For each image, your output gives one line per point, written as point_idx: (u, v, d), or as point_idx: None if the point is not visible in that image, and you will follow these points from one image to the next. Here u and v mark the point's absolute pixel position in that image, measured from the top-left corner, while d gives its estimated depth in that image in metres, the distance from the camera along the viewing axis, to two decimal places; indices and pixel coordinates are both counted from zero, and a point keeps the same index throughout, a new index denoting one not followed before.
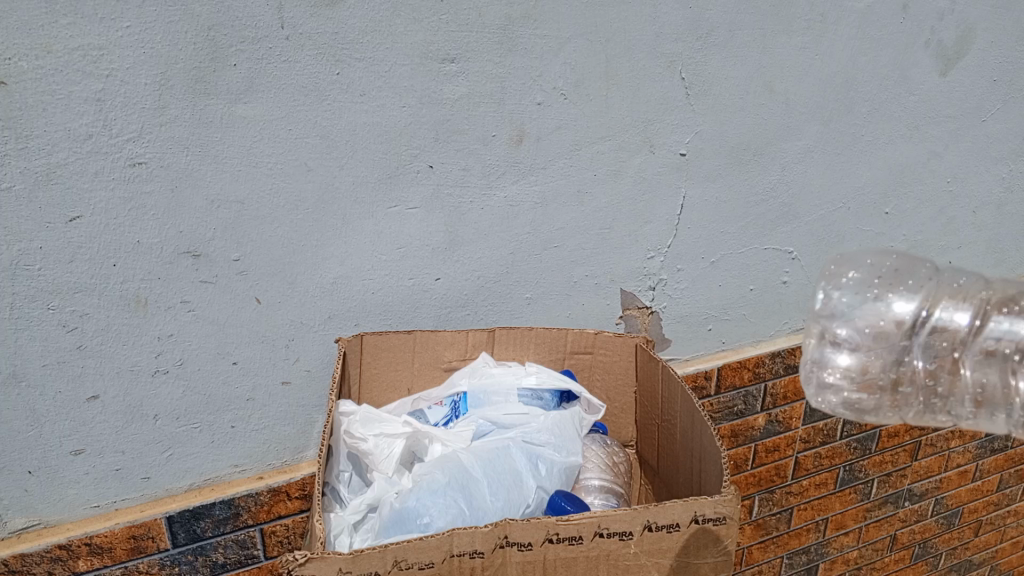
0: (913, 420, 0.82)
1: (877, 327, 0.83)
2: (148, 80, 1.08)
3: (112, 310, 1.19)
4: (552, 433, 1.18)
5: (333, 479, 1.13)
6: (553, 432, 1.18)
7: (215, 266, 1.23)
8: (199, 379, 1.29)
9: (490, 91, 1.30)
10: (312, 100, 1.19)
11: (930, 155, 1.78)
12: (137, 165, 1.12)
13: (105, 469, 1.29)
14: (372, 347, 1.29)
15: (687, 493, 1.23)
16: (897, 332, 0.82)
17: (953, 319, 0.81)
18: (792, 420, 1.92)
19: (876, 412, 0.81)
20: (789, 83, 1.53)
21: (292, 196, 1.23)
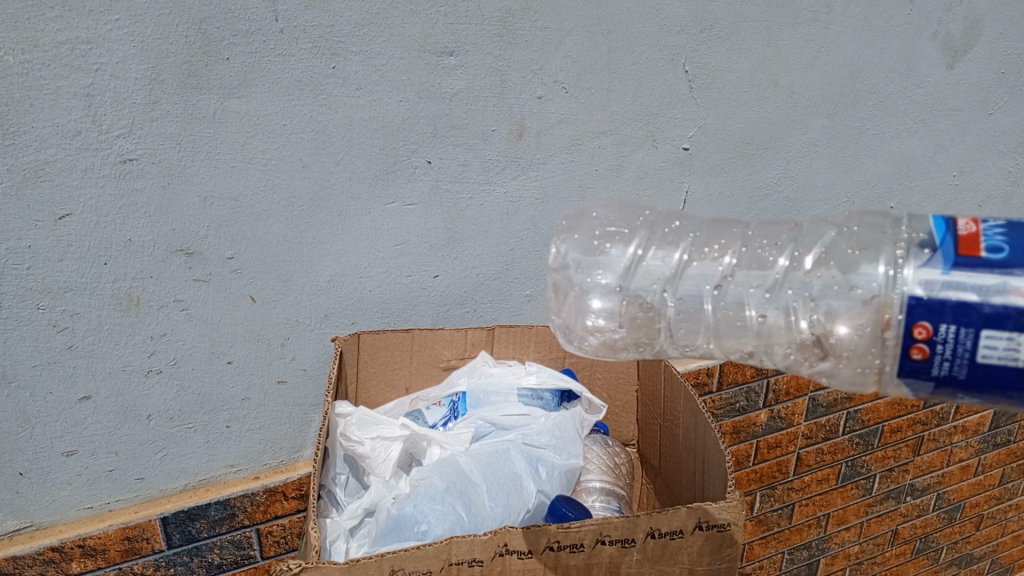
0: (636, 346, 0.98)
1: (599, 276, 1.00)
2: (138, 75, 1.05)
3: (104, 310, 1.17)
4: (552, 435, 1.15)
5: (330, 482, 1.11)
6: (553, 434, 1.16)
7: (209, 265, 1.20)
8: (194, 379, 1.27)
9: (489, 85, 1.27)
10: (307, 95, 1.16)
11: (936, 149, 1.75)
12: (128, 162, 1.09)
13: (98, 470, 1.27)
14: (370, 346, 1.27)
15: (689, 494, 1.21)
16: (616, 278, 0.99)
17: (650, 261, 1.00)
18: (795, 416, 1.90)
19: (612, 344, 0.98)
20: (794, 76, 1.50)
21: (287, 193, 1.21)
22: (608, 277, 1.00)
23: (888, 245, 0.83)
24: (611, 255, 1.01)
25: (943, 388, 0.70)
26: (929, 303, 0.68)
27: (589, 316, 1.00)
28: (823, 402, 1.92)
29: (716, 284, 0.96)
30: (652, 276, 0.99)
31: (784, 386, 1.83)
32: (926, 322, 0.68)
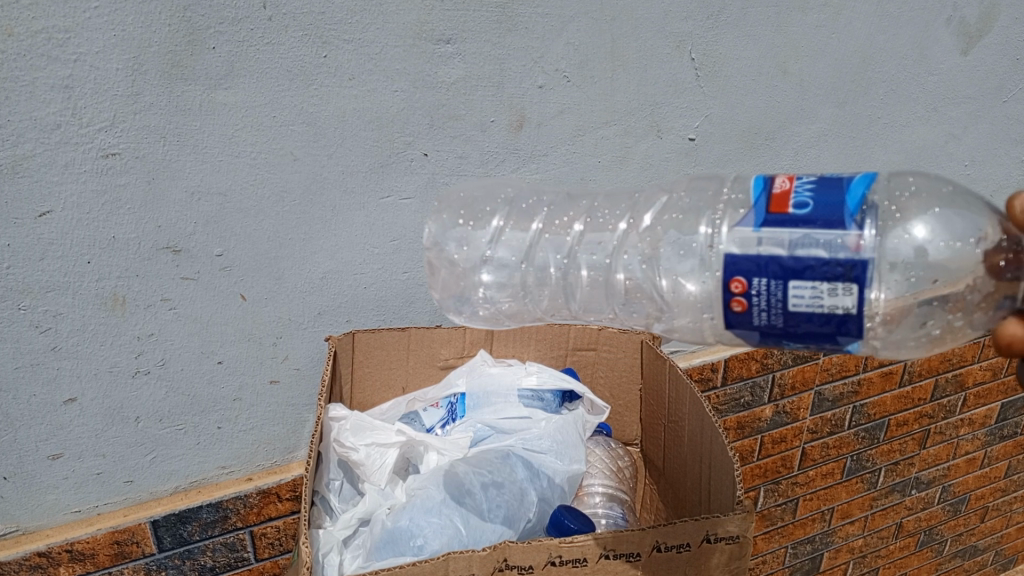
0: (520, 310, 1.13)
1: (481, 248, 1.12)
2: (119, 65, 1.00)
3: (88, 310, 1.12)
4: (553, 441, 1.12)
5: (323, 488, 1.07)
6: (554, 440, 1.12)
7: (197, 262, 1.16)
8: (183, 379, 1.23)
9: (488, 74, 1.22)
10: (298, 85, 1.11)
11: (948, 138, 1.70)
12: (110, 157, 1.04)
13: (85, 473, 1.23)
14: (365, 345, 1.23)
15: (694, 498, 1.17)
16: (494, 249, 1.12)
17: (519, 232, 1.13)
18: (800, 411, 1.86)
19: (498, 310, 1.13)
20: (804, 64, 1.45)
21: (278, 188, 1.16)
22: (486, 246, 1.12)
23: (707, 213, 1.03)
24: (477, 229, 1.13)
25: (766, 334, 0.80)
26: (744, 258, 0.77)
27: (478, 289, 1.12)
28: (830, 396, 1.88)
29: (567, 252, 1.11)
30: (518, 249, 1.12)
31: (790, 380, 1.80)
32: (741, 278, 0.78)
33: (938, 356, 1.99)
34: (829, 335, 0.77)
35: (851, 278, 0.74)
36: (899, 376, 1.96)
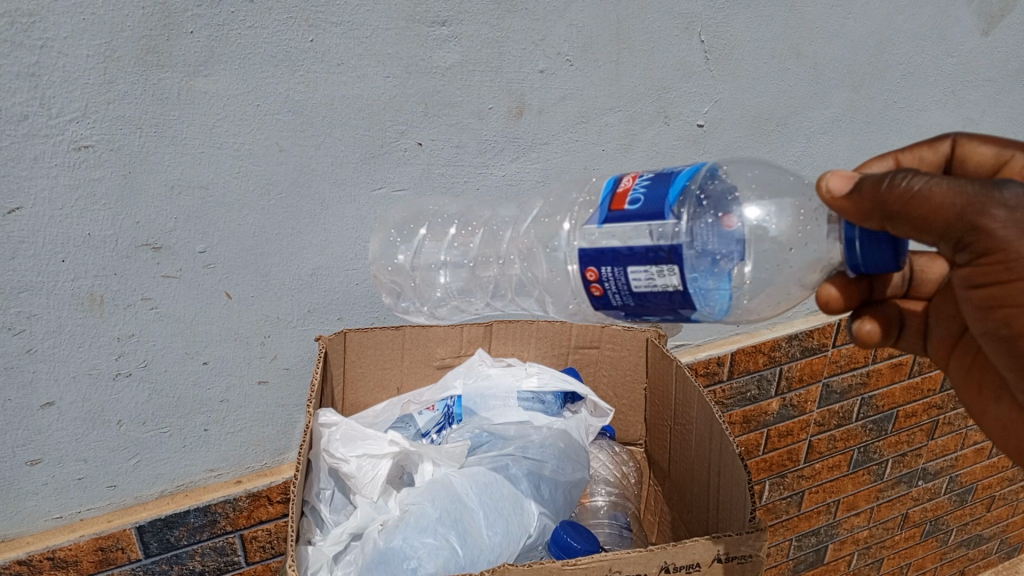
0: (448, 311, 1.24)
1: (406, 266, 1.20)
2: (90, 51, 0.94)
3: (64, 311, 1.06)
4: (555, 450, 1.06)
5: (313, 497, 1.02)
6: (556, 449, 1.06)
7: (179, 260, 1.09)
8: (167, 381, 1.17)
9: (486, 58, 1.15)
10: (284, 71, 1.04)
11: (966, 122, 1.63)
12: (83, 149, 0.98)
13: (66, 479, 1.18)
14: (357, 345, 1.17)
15: (702, 506, 1.12)
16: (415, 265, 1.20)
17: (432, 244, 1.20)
18: (807, 404, 1.81)
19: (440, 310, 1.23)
20: (818, 46, 1.38)
21: (263, 180, 1.09)
22: (411, 265, 1.20)
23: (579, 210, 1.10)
24: (400, 253, 1.20)
25: (629, 313, 0.85)
26: (591, 252, 0.82)
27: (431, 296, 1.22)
28: (838, 389, 1.83)
29: (475, 260, 1.20)
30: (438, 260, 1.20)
31: (797, 372, 1.74)
32: (593, 268, 0.82)
33: None
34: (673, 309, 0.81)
35: (671, 260, 0.77)
36: (908, 367, 1.92)
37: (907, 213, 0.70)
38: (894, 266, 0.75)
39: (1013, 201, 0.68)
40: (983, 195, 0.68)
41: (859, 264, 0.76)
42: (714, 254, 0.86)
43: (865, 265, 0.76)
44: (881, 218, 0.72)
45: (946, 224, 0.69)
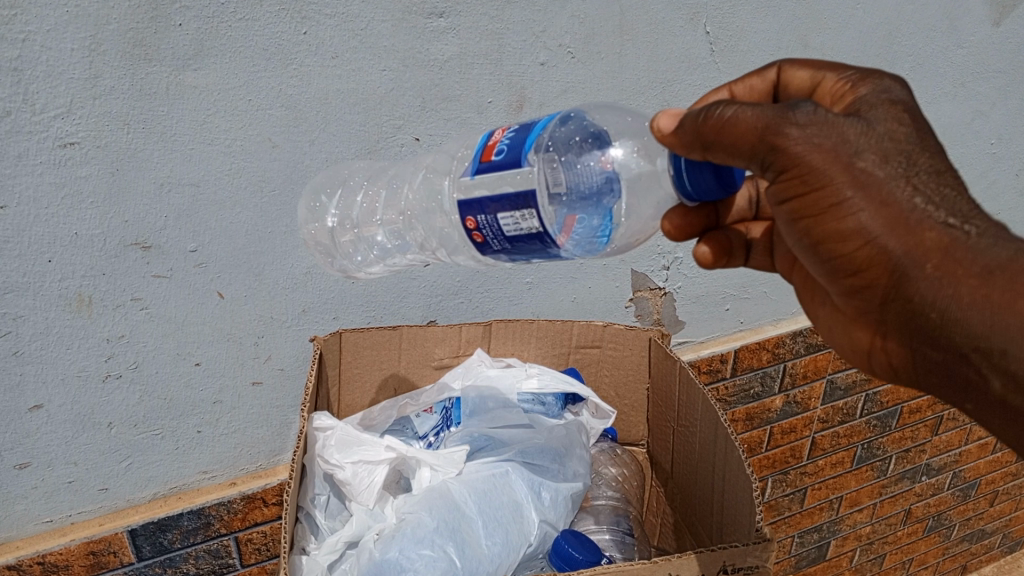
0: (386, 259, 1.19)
1: (337, 230, 1.14)
2: (75, 45, 0.90)
3: (51, 312, 1.03)
4: (556, 455, 1.04)
5: (308, 503, 0.99)
6: (557, 455, 1.04)
7: (169, 259, 1.06)
8: (158, 383, 1.14)
9: (485, 51, 1.12)
10: (276, 65, 1.01)
11: (975, 115, 1.60)
12: (68, 146, 0.95)
13: (56, 483, 1.15)
14: (353, 346, 1.14)
15: (706, 510, 1.10)
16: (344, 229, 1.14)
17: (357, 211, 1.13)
18: (811, 401, 1.79)
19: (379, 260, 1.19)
20: (826, 37, 1.35)
21: (255, 177, 1.06)
22: (341, 228, 1.14)
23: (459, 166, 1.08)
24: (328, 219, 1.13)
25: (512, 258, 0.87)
26: (464, 205, 0.84)
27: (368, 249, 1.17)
28: (842, 385, 1.81)
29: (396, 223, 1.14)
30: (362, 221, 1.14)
31: (801, 369, 1.72)
32: (471, 218, 0.84)
33: None
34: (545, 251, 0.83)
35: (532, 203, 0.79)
36: None
37: (719, 141, 0.72)
38: (722, 190, 0.77)
39: (807, 123, 0.69)
40: (780, 117, 0.69)
41: (692, 194, 0.78)
42: (583, 192, 0.89)
43: (697, 195, 0.77)
44: (702, 149, 0.74)
45: (751, 147, 0.70)
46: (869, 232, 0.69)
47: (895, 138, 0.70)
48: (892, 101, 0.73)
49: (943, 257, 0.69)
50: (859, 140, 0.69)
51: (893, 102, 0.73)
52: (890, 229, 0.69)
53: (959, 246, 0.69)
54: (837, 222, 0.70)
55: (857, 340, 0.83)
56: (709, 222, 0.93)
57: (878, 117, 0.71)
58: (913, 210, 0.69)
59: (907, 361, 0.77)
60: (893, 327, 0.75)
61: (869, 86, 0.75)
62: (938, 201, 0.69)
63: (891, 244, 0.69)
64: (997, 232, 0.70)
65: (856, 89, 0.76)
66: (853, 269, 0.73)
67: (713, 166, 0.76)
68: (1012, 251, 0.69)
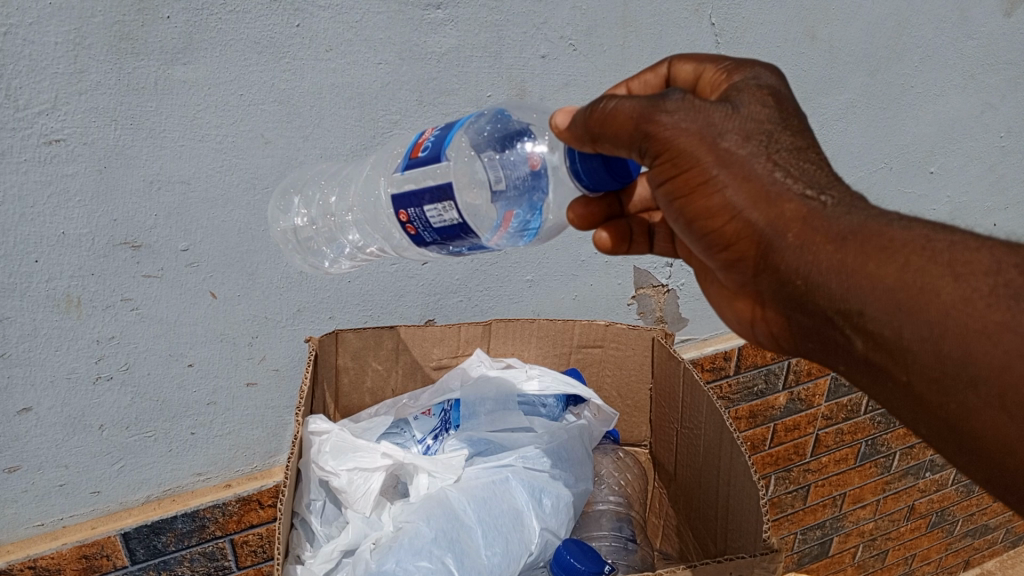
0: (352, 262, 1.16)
1: (303, 230, 1.11)
2: (59, 39, 0.87)
3: (39, 313, 1.00)
4: (557, 460, 1.01)
5: (304, 509, 0.97)
6: (558, 460, 1.02)
7: (160, 258, 1.04)
8: (150, 385, 1.12)
9: (484, 43, 1.08)
10: (268, 58, 0.98)
11: (985, 107, 1.56)
12: (54, 143, 0.92)
13: (46, 486, 1.13)
14: (349, 347, 1.12)
15: (710, 513, 1.07)
16: (306, 229, 1.11)
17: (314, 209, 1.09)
18: (815, 398, 1.77)
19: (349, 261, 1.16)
20: (834, 28, 1.32)
21: (248, 174, 1.03)
22: (309, 229, 1.11)
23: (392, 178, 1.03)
24: (295, 220, 1.09)
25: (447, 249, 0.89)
26: (395, 199, 0.87)
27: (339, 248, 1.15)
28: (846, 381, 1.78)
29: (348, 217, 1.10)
30: (319, 220, 1.11)
31: (806, 366, 1.69)
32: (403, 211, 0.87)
33: None
34: (471, 241, 0.87)
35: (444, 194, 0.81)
36: None
37: (602, 133, 0.71)
38: (609, 181, 0.77)
39: (679, 112, 0.69)
40: (652, 106, 0.69)
41: (588, 185, 0.77)
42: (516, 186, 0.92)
43: (592, 185, 0.77)
44: (591, 141, 0.73)
45: (630, 138, 0.70)
46: (735, 205, 0.67)
47: (759, 119, 0.68)
48: (760, 88, 0.72)
49: (804, 227, 0.66)
50: (723, 123, 0.68)
51: (763, 87, 0.72)
52: (752, 203, 0.67)
53: (817, 216, 0.66)
54: (706, 199, 0.69)
55: (743, 316, 0.81)
56: (612, 210, 0.91)
57: (746, 100, 0.70)
58: (770, 181, 0.67)
59: (784, 332, 0.74)
60: (770, 302, 0.72)
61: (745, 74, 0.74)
62: (797, 174, 0.67)
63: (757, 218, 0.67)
64: (857, 204, 0.67)
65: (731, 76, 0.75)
66: (724, 243, 0.71)
67: (603, 157, 0.76)
68: (867, 219, 0.66)
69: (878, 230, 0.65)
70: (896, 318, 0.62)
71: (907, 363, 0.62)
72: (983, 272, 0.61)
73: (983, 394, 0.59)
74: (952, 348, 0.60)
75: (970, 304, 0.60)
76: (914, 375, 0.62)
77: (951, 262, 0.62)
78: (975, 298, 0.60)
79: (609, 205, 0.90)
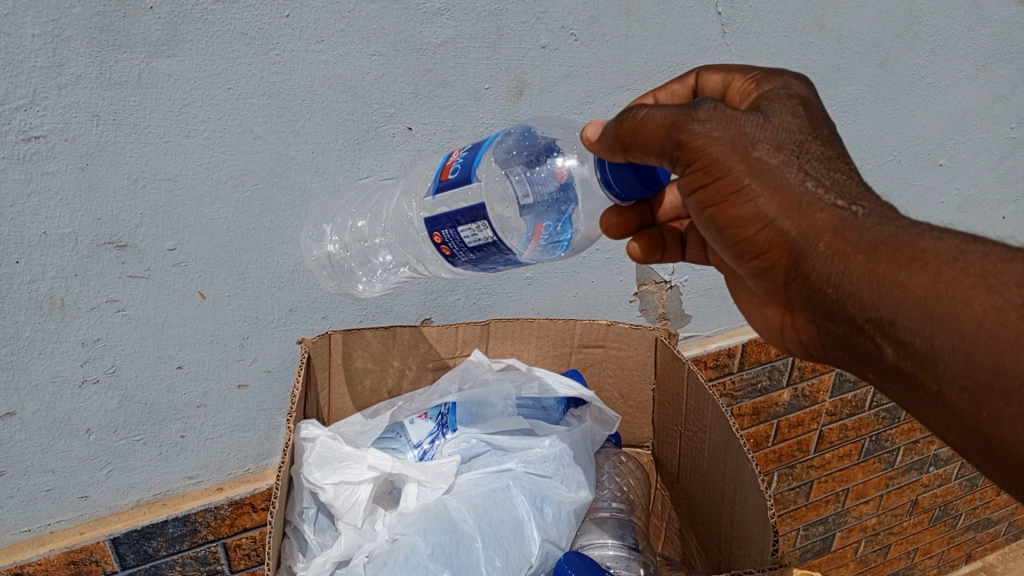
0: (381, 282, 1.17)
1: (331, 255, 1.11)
2: (36, 30, 0.83)
3: (21, 315, 0.97)
4: (558, 465, 0.98)
5: (295, 517, 0.94)
6: (559, 464, 0.98)
7: (146, 258, 1.00)
8: (138, 387, 1.08)
9: (482, 33, 1.04)
10: (256, 50, 0.93)
11: (996, 97, 1.52)
12: (34, 140, 0.88)
13: (32, 491, 1.10)
14: (344, 348, 1.08)
15: (714, 519, 1.05)
16: (334, 253, 1.11)
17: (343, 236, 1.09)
18: (819, 394, 1.73)
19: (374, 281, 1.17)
20: (844, 17, 1.28)
21: (237, 170, 0.99)
22: (338, 255, 1.12)
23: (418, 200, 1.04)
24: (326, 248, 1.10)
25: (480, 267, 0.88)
26: (429, 221, 0.85)
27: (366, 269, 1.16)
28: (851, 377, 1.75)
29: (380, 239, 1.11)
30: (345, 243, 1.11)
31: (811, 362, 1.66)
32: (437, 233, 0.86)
33: None
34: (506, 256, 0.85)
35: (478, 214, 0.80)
36: None
37: (634, 142, 0.71)
38: (641, 190, 0.75)
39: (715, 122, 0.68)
40: (684, 115, 0.69)
41: (620, 195, 0.76)
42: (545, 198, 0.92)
43: (623, 194, 0.76)
44: (621, 151, 0.73)
45: (661, 147, 0.70)
46: (764, 214, 0.68)
47: (791, 129, 0.69)
48: (791, 99, 0.72)
49: (834, 236, 0.66)
50: (757, 132, 0.68)
51: (796, 99, 0.71)
52: (785, 212, 0.67)
53: (849, 225, 0.66)
54: (739, 207, 0.69)
55: (772, 321, 0.80)
56: (645, 219, 0.89)
57: (776, 110, 0.70)
58: (800, 192, 0.67)
59: (815, 337, 0.72)
60: (801, 308, 0.72)
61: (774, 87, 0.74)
62: (829, 184, 0.67)
63: (784, 228, 0.67)
64: (886, 214, 0.67)
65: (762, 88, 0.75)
66: (756, 250, 0.70)
67: (632, 165, 0.74)
68: (898, 228, 0.65)
69: (910, 240, 0.64)
70: (928, 326, 0.61)
71: (932, 375, 0.61)
72: (1015, 282, 0.60)
73: (1015, 404, 0.57)
74: (983, 357, 0.59)
75: (1001, 313, 0.59)
76: (945, 384, 0.60)
77: (983, 273, 0.62)
78: (1001, 309, 0.59)
79: (641, 214, 0.89)
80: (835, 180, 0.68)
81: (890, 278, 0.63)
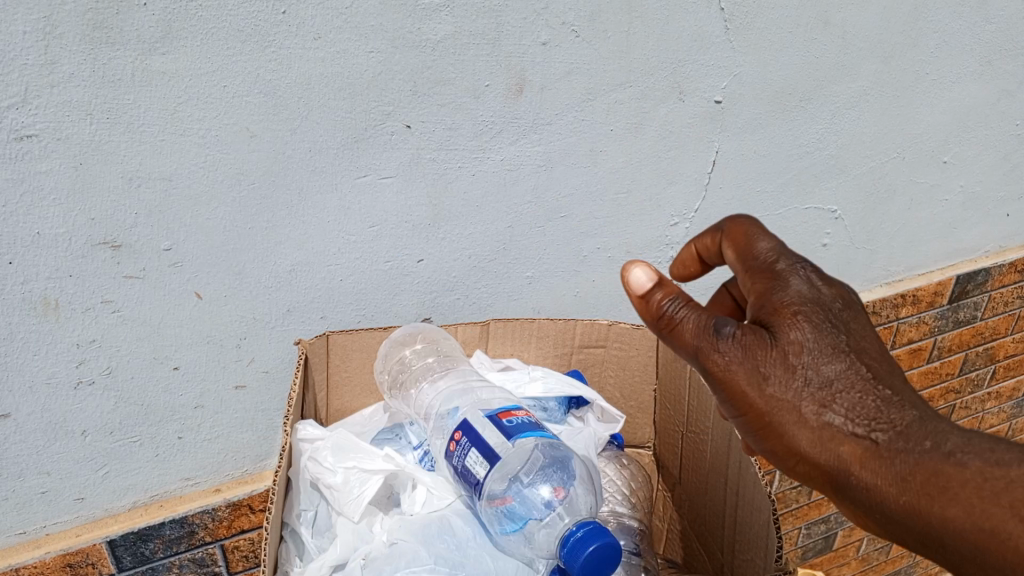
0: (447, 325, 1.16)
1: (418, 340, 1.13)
2: (27, 27, 0.82)
3: (14, 316, 0.96)
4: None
5: (294, 518, 0.93)
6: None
7: (141, 258, 0.99)
8: (134, 389, 1.07)
9: (482, 30, 1.03)
10: (253, 47, 0.92)
11: (1001, 94, 1.51)
12: (26, 139, 0.87)
13: (28, 494, 1.09)
14: (342, 349, 1.07)
15: (717, 522, 1.03)
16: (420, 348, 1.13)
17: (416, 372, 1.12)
18: None
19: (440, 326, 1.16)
20: (849, 13, 1.26)
21: (233, 169, 0.98)
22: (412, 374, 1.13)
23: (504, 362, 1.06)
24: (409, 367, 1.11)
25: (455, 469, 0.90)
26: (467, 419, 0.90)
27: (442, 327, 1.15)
28: None
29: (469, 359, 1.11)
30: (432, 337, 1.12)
31: None
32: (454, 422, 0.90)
33: (970, 329, 1.85)
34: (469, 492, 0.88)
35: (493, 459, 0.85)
36: (928, 352, 1.82)
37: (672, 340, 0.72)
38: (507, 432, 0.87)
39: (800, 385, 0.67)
40: (709, 342, 0.69)
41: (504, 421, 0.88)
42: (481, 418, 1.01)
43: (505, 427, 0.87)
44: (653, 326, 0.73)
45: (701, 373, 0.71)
46: (801, 412, 0.67)
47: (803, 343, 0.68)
48: (814, 284, 0.72)
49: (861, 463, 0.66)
50: (773, 366, 0.68)
51: (827, 289, 0.72)
52: (814, 447, 0.67)
53: (872, 456, 0.66)
54: (776, 438, 0.69)
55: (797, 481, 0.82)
56: None
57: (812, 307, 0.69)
58: (854, 403, 0.67)
59: None
60: None
61: (802, 266, 0.74)
62: (854, 414, 0.67)
63: (821, 405, 0.67)
64: (910, 429, 0.66)
65: (779, 260, 0.75)
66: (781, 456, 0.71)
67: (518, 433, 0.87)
68: (922, 454, 0.65)
69: (934, 466, 0.64)
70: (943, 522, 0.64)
71: (984, 572, 0.63)
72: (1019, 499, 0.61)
73: None
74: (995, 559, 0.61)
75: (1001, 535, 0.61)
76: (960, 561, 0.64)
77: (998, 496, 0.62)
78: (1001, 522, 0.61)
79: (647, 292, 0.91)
80: (885, 383, 0.68)
81: (959, 499, 0.63)
